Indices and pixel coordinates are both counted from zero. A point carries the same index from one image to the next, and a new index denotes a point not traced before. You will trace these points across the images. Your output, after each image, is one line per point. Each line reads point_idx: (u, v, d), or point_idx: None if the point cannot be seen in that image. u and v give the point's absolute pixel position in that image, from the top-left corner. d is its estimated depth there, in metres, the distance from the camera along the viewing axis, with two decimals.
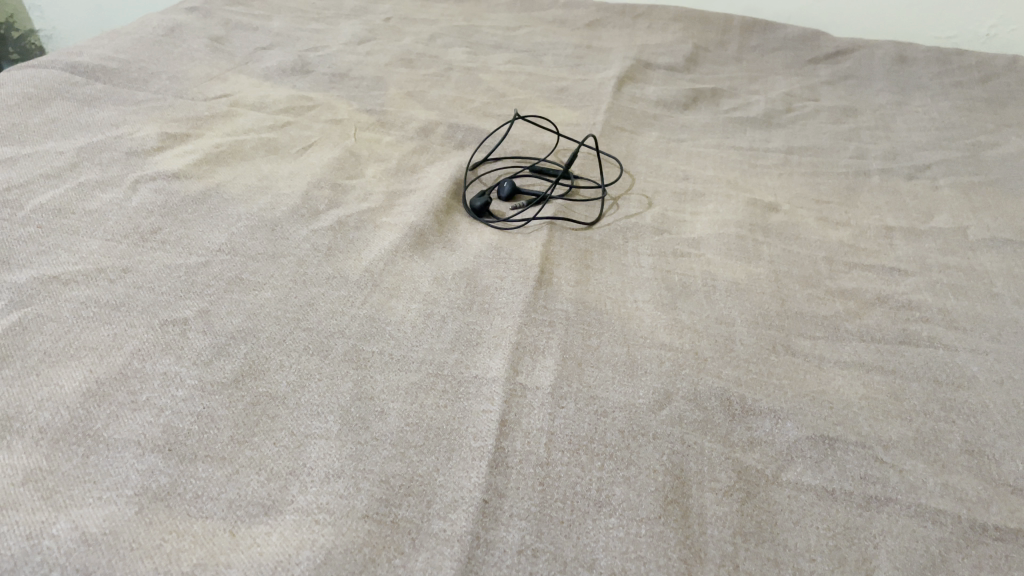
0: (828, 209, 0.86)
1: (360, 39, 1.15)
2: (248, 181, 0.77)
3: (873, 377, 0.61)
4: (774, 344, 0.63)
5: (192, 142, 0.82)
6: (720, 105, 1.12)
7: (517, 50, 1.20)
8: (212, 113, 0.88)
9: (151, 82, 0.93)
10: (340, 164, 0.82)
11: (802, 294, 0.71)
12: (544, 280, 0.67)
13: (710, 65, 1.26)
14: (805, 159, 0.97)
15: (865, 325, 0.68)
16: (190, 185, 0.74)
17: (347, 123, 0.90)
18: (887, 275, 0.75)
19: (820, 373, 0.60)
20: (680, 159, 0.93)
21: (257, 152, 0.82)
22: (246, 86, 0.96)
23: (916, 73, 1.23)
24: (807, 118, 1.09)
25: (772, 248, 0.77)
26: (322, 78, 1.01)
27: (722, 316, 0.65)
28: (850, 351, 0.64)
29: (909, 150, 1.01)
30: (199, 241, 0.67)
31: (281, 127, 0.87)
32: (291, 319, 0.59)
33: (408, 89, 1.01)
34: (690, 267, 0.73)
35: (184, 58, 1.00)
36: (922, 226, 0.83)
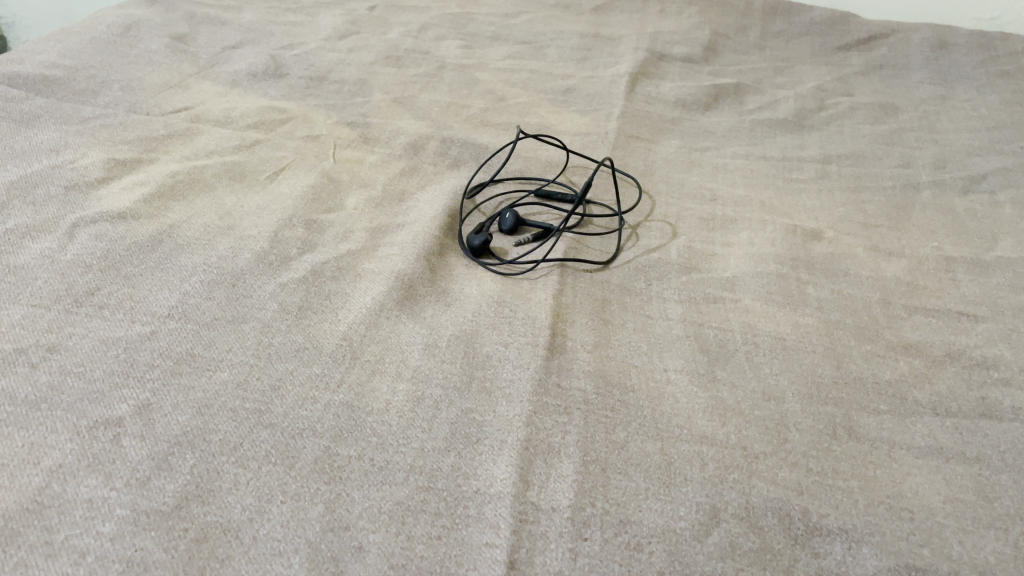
0: (878, 235, 0.75)
1: (341, 32, 1.03)
2: (206, 219, 0.65)
3: (954, 470, 0.51)
4: (834, 427, 0.53)
5: (144, 170, 0.71)
6: (745, 104, 1.00)
7: (517, 41, 1.08)
8: (169, 131, 0.76)
9: (101, 94, 0.81)
10: (316, 193, 0.71)
11: (860, 353, 0.60)
12: (557, 345, 0.56)
13: (731, 55, 1.14)
14: (845, 170, 0.86)
15: (936, 393, 0.57)
16: (137, 228, 0.63)
17: (326, 140, 0.79)
18: (954, 322, 0.65)
19: (891, 468, 0.50)
20: (705, 174, 0.82)
21: (220, 181, 0.71)
22: (211, 95, 0.84)
23: (959, 61, 1.11)
24: (843, 118, 0.98)
25: (819, 290, 0.66)
26: (297, 83, 0.89)
27: (771, 390, 0.55)
28: (923, 432, 0.54)
29: (960, 156, 0.90)
30: (143, 306, 0.56)
31: (248, 147, 0.76)
32: (250, 412, 0.49)
33: (395, 93, 0.90)
34: (726, 320, 0.62)
35: (140, 62, 0.88)
36: (986, 255, 0.73)
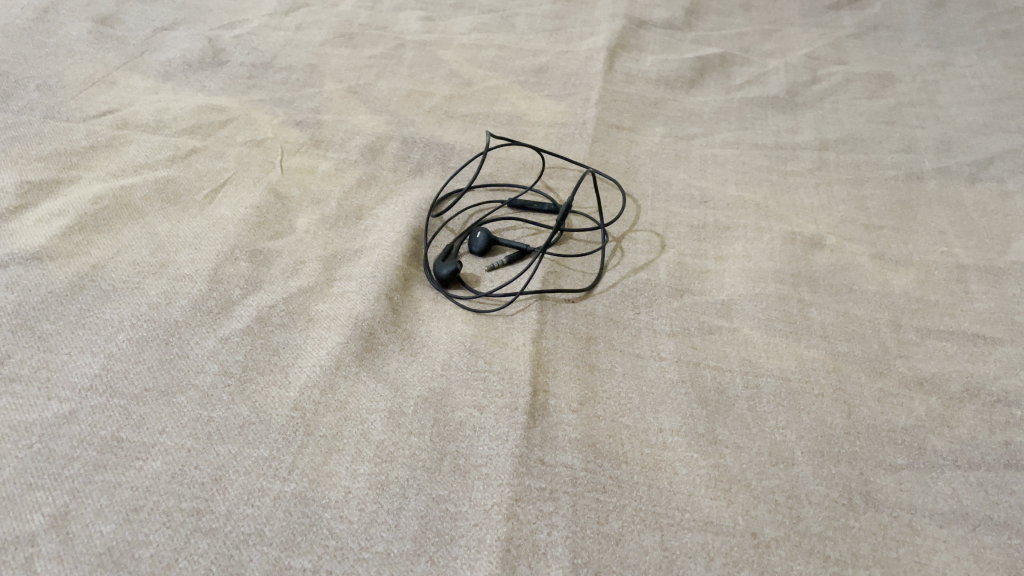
0: (882, 240, 0.68)
1: (287, 6, 0.92)
2: (135, 256, 0.58)
3: (982, 541, 0.46)
4: (850, 494, 0.47)
5: (63, 194, 0.62)
6: (732, 77, 0.92)
7: (483, 8, 0.98)
8: (93, 143, 0.68)
9: (14, 96, 0.71)
10: (262, 214, 0.63)
11: (873, 392, 0.54)
12: (539, 406, 0.50)
13: (715, 16, 1.05)
14: (843, 158, 0.79)
15: (957, 439, 0.52)
16: (54, 273, 0.55)
17: (272, 146, 0.70)
18: (970, 346, 0.59)
19: (915, 545, 0.45)
20: (693, 170, 0.75)
21: (151, 203, 0.62)
22: (141, 93, 0.75)
23: (957, 20, 1.03)
24: (837, 92, 0.90)
25: (823, 313, 0.60)
26: (238, 73, 0.80)
27: (779, 449, 0.49)
28: (946, 493, 0.48)
29: (964, 135, 0.83)
30: (61, 377, 0.49)
31: (184, 158, 0.68)
32: (186, 515, 0.42)
33: (349, 82, 0.81)
34: (725, 355, 0.56)
35: (60, 52, 0.78)
36: (999, 260, 0.67)
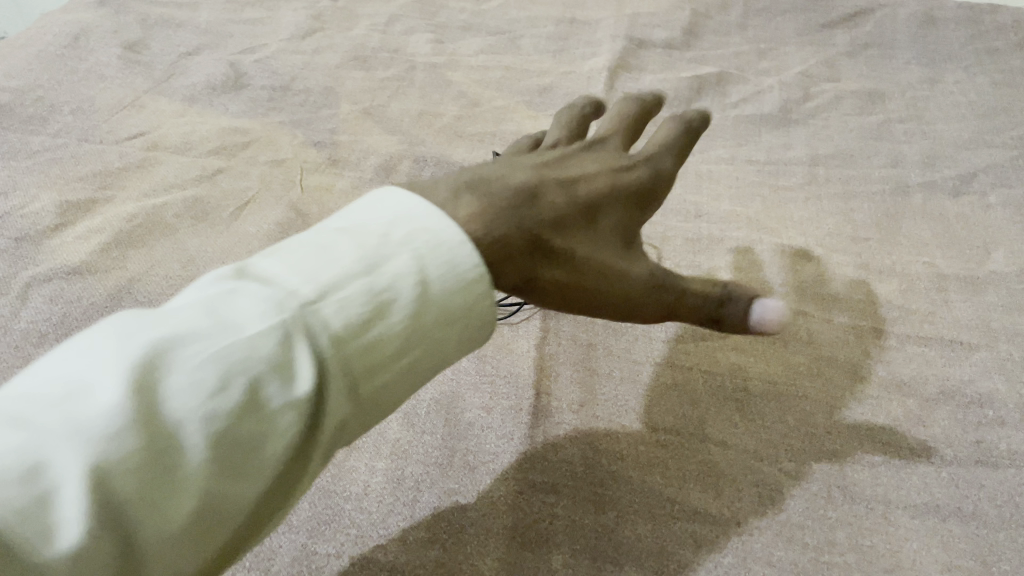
0: (868, 251, 0.72)
1: (304, 30, 0.97)
2: (168, 269, 0.62)
3: (951, 531, 0.49)
4: (829, 487, 0.51)
5: (100, 212, 0.67)
6: (729, 95, 0.96)
7: (490, 31, 1.03)
8: (125, 163, 0.72)
9: (50, 120, 0.77)
10: (284, 230, 0.67)
11: (854, 394, 0.58)
12: (541, 408, 0.55)
13: (713, 35, 1.09)
14: (833, 173, 0.83)
15: (932, 437, 0.55)
16: (94, 286, 0.60)
17: (292, 165, 0.75)
18: (948, 351, 0.62)
19: (888, 533, 0.49)
20: (689, 186, 0.79)
21: (181, 220, 0.67)
22: (168, 115, 0.80)
23: (947, 37, 1.07)
24: (830, 108, 0.94)
25: (809, 321, 0.64)
26: (259, 95, 0.85)
27: (763, 447, 0.53)
28: (919, 487, 0.52)
29: (949, 150, 0.87)
30: None
31: (210, 177, 0.72)
32: None
33: (363, 104, 0.85)
34: (716, 359, 0.60)
35: (91, 78, 0.83)
36: (978, 270, 0.70)
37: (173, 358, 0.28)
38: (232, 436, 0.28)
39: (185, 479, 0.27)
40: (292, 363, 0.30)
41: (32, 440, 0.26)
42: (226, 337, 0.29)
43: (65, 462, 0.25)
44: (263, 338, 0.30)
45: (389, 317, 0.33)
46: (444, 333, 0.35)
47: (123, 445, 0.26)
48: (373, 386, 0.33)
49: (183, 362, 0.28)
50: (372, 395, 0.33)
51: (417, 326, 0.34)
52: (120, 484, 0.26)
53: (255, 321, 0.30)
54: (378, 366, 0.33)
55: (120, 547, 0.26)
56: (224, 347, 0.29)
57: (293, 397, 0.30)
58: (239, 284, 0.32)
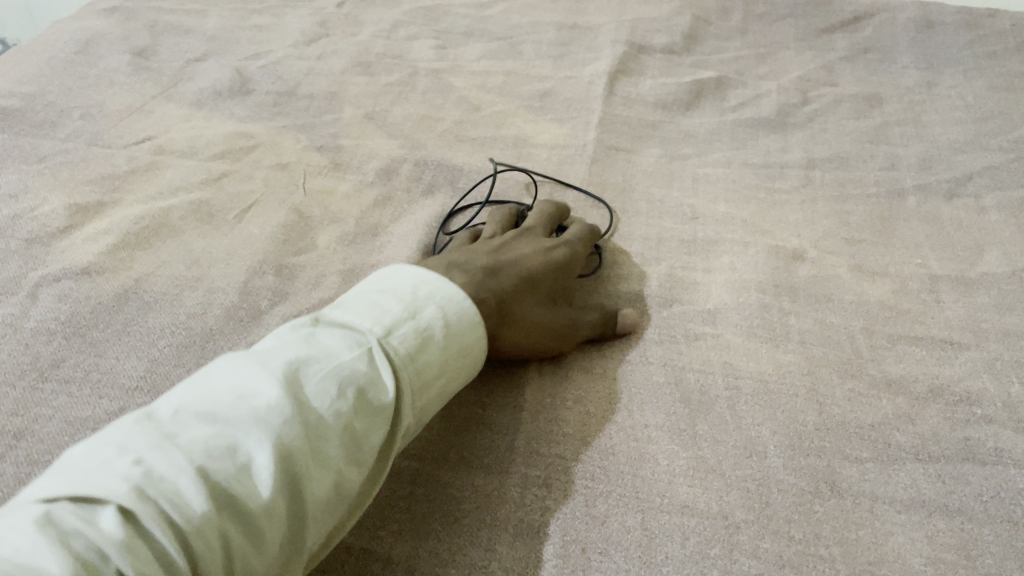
0: (861, 252, 0.73)
1: (309, 36, 0.99)
2: (174, 270, 0.64)
3: (936, 526, 0.50)
4: (817, 482, 0.52)
5: (108, 214, 0.69)
6: (727, 99, 0.97)
7: (492, 36, 1.04)
8: (133, 167, 0.74)
9: (60, 124, 0.78)
10: (287, 232, 0.69)
11: (843, 392, 0.59)
12: (535, 406, 0.56)
13: (713, 40, 1.10)
14: (829, 176, 0.84)
15: (920, 435, 0.56)
16: (101, 286, 0.61)
17: (295, 169, 0.77)
18: (938, 350, 0.63)
19: (874, 528, 0.50)
20: (686, 188, 0.80)
21: (186, 222, 0.69)
22: (175, 120, 0.82)
23: (945, 42, 1.08)
24: (827, 112, 0.95)
25: (801, 321, 0.65)
26: (264, 100, 0.87)
27: (753, 443, 0.54)
28: (906, 483, 0.53)
29: (945, 153, 0.88)
30: (110, 378, 0.55)
31: (216, 181, 0.74)
32: None
33: (366, 108, 0.87)
34: (708, 358, 0.61)
35: (101, 83, 0.85)
36: (971, 272, 0.71)
37: (304, 378, 0.42)
38: (353, 430, 0.42)
39: (330, 454, 0.40)
40: (380, 377, 0.45)
41: (227, 433, 0.38)
42: (339, 360, 0.44)
43: (254, 448, 0.38)
44: (363, 361, 0.44)
45: (431, 349, 0.48)
46: (466, 369, 0.52)
47: (294, 430, 0.39)
48: (421, 401, 0.48)
49: (312, 379, 0.42)
50: (425, 405, 0.49)
51: (448, 357, 0.49)
52: (291, 462, 0.39)
53: (354, 350, 0.45)
54: (427, 385, 0.48)
55: (291, 508, 0.39)
56: (341, 364, 0.43)
57: (386, 401, 0.44)
58: (326, 330, 0.46)
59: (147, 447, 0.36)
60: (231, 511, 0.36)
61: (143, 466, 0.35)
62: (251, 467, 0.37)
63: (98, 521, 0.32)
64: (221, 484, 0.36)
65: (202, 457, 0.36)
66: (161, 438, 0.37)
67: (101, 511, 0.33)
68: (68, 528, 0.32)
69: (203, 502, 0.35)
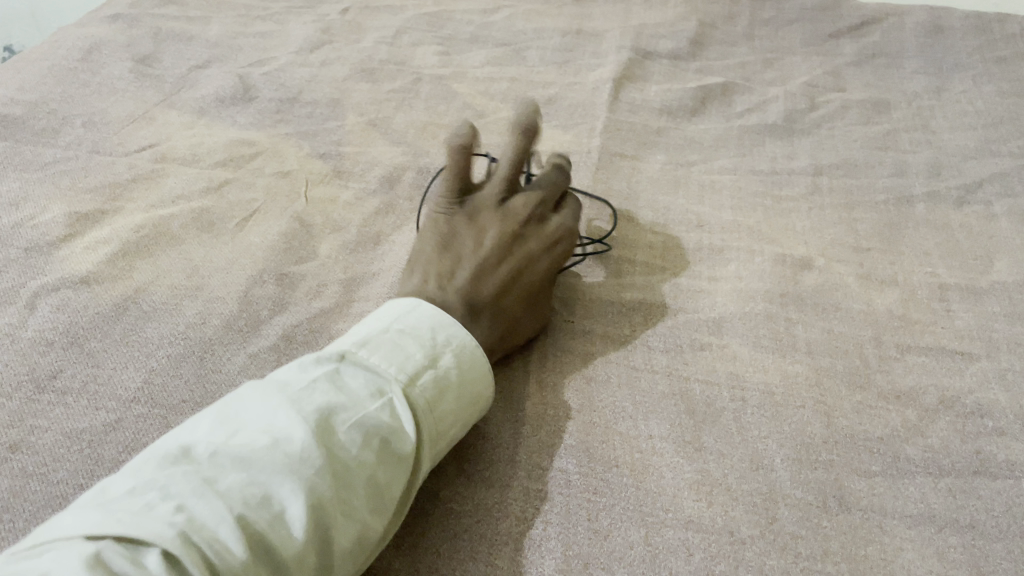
0: (869, 260, 0.72)
1: (312, 43, 0.99)
2: (173, 279, 0.63)
3: (947, 542, 0.49)
4: (824, 497, 0.51)
5: (108, 223, 0.68)
6: (734, 105, 0.96)
7: (497, 42, 1.04)
8: (133, 175, 0.74)
9: (62, 132, 0.78)
10: (288, 241, 0.68)
11: (851, 403, 0.58)
12: (536, 417, 0.56)
13: (719, 46, 1.09)
14: (836, 183, 0.83)
15: (930, 448, 0.55)
16: (100, 295, 0.61)
17: (297, 177, 0.76)
18: (948, 361, 0.62)
19: (883, 543, 0.49)
20: (692, 196, 0.80)
21: (187, 231, 0.68)
22: (177, 127, 0.81)
23: (954, 46, 1.07)
24: (834, 118, 0.94)
25: (809, 331, 0.64)
26: (267, 107, 0.86)
27: (759, 456, 0.53)
28: (915, 497, 0.52)
29: (955, 159, 0.86)
30: (107, 389, 0.54)
31: (217, 189, 0.73)
32: None
33: (369, 115, 0.87)
34: (713, 368, 0.60)
35: (103, 91, 0.85)
36: (981, 281, 0.70)
37: (333, 427, 0.43)
38: (374, 483, 0.43)
39: (353, 506, 0.41)
40: (403, 427, 0.45)
41: (260, 482, 0.38)
42: (365, 408, 0.44)
43: (289, 498, 0.39)
44: (386, 411, 0.45)
45: (447, 397, 0.49)
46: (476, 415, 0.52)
47: (324, 482, 0.40)
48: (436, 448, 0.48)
49: (341, 428, 0.43)
50: (439, 452, 0.49)
51: (462, 405, 0.50)
52: (319, 513, 0.39)
53: (378, 398, 0.45)
54: (442, 433, 0.49)
55: (319, 558, 0.39)
56: (367, 414, 0.44)
57: (408, 452, 0.45)
58: (350, 372, 0.47)
59: (188, 492, 0.37)
60: (265, 560, 0.37)
61: (184, 512, 0.35)
62: (283, 518, 0.38)
63: (144, 566, 0.33)
64: (256, 535, 0.37)
65: (241, 505, 0.37)
66: (200, 484, 0.37)
67: (149, 554, 0.33)
68: (119, 569, 0.32)
69: (243, 550, 0.36)
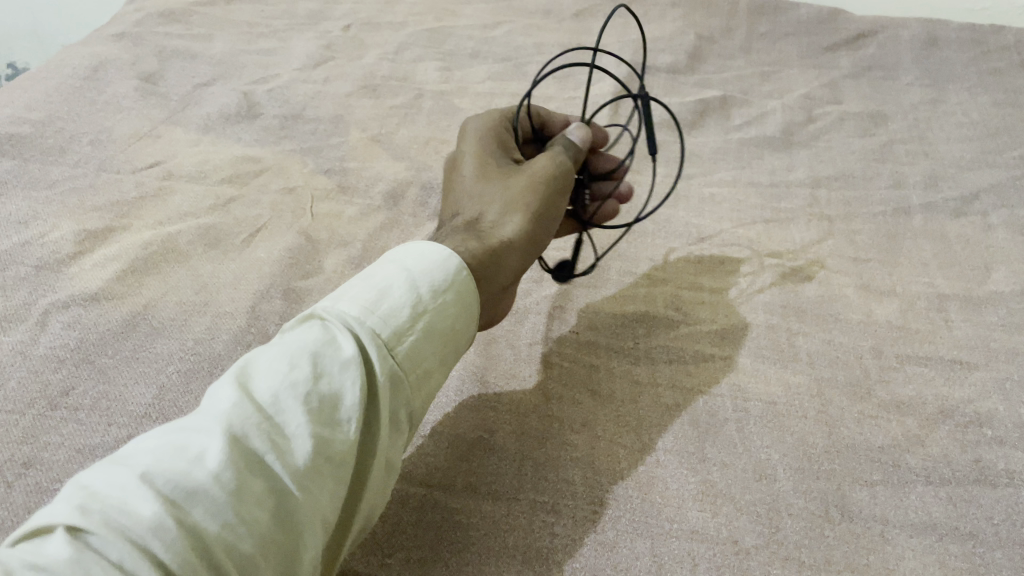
0: (868, 271, 0.73)
1: (315, 59, 1.00)
2: (182, 295, 0.64)
3: (948, 550, 0.50)
4: (827, 507, 0.52)
5: (117, 240, 0.69)
6: (732, 118, 0.98)
7: (497, 57, 1.05)
8: (141, 193, 0.75)
9: (70, 150, 0.79)
10: (294, 256, 0.69)
11: (852, 413, 0.59)
12: (542, 429, 0.56)
13: (717, 59, 1.11)
14: (834, 195, 0.84)
15: (931, 457, 0.56)
16: (110, 312, 0.62)
17: (302, 192, 0.77)
18: (948, 370, 0.63)
19: (886, 552, 0.49)
20: (692, 208, 0.81)
21: (194, 248, 0.69)
22: (184, 144, 0.82)
23: (949, 58, 1.08)
24: (832, 130, 0.95)
25: (810, 341, 0.65)
26: (272, 124, 0.87)
27: (762, 466, 0.54)
28: (916, 506, 0.52)
29: (951, 171, 0.87)
30: (118, 405, 0.55)
31: (224, 205, 0.74)
32: None
33: (373, 131, 0.88)
34: (715, 379, 0.61)
35: (109, 109, 0.86)
36: (979, 291, 0.71)
37: (253, 371, 0.39)
38: (315, 395, 0.39)
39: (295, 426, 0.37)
40: (333, 343, 0.41)
41: (176, 440, 0.36)
42: (284, 343, 0.41)
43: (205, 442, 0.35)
44: (312, 333, 0.41)
45: (393, 298, 0.44)
46: (455, 311, 0.47)
47: (239, 411, 0.36)
48: (405, 353, 0.43)
49: (260, 369, 0.39)
50: (413, 356, 0.44)
51: (418, 300, 0.45)
52: (246, 443, 0.36)
53: (300, 331, 0.42)
54: (408, 330, 0.44)
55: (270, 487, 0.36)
56: (285, 347, 0.41)
57: (346, 360, 0.40)
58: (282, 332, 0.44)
59: (98, 473, 0.34)
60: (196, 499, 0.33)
61: (87, 489, 0.33)
62: (200, 456, 0.35)
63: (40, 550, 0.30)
64: (174, 478, 0.34)
65: (151, 462, 0.34)
66: (113, 462, 0.35)
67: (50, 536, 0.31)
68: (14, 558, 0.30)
69: (154, 495, 0.32)
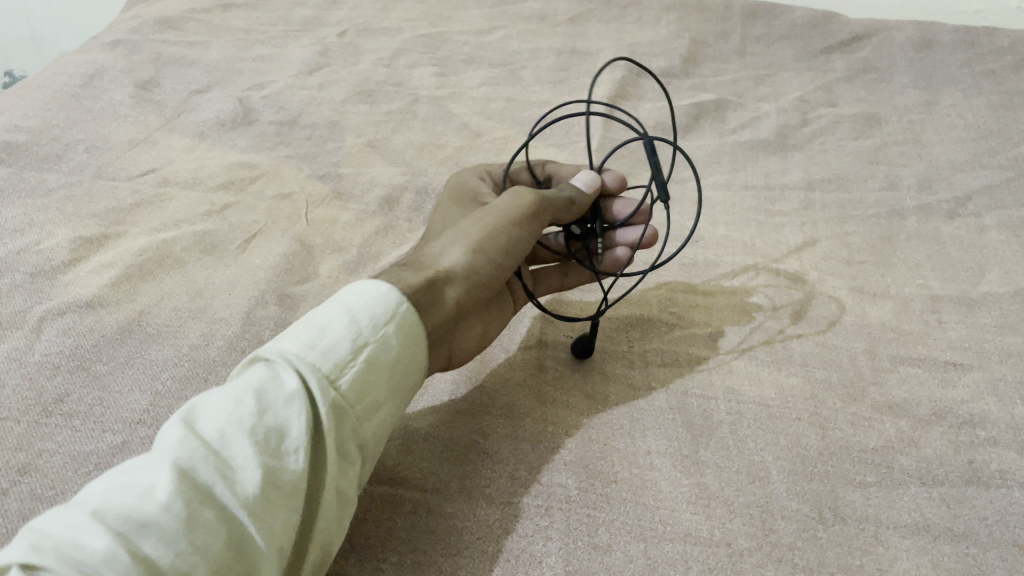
0: (861, 273, 0.73)
1: (310, 66, 1.00)
2: (177, 302, 0.64)
3: (941, 550, 0.50)
4: (820, 508, 0.52)
5: (112, 247, 0.69)
6: (727, 122, 0.98)
7: (492, 63, 1.05)
8: (136, 200, 0.75)
9: (65, 158, 0.79)
10: (288, 262, 0.69)
11: (845, 415, 0.59)
12: (536, 433, 0.56)
13: (711, 63, 1.11)
14: (828, 197, 0.84)
15: (924, 458, 0.56)
16: (104, 319, 0.62)
17: (297, 198, 0.77)
18: (941, 371, 0.63)
19: (879, 553, 0.50)
20: (686, 212, 0.81)
21: (189, 254, 0.69)
22: (179, 151, 0.83)
23: (943, 61, 1.09)
24: (826, 133, 0.95)
25: (804, 344, 0.65)
26: (267, 130, 0.88)
27: (756, 469, 0.54)
28: (909, 508, 0.52)
29: (945, 173, 0.88)
30: (113, 411, 0.55)
31: (219, 212, 0.75)
32: None
33: (368, 137, 0.88)
34: (709, 382, 0.61)
35: (104, 117, 0.86)
36: (973, 292, 0.71)
37: (200, 410, 0.40)
38: (260, 428, 0.39)
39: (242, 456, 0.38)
40: (278, 378, 0.42)
41: (124, 480, 0.36)
42: (231, 382, 0.42)
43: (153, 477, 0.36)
44: (257, 371, 0.42)
45: (337, 330, 0.44)
46: (405, 339, 0.47)
47: (184, 446, 0.37)
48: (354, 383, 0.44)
49: (206, 407, 0.40)
50: (366, 385, 0.44)
51: (367, 330, 0.45)
52: (194, 476, 0.36)
53: (247, 371, 0.43)
54: (354, 360, 0.44)
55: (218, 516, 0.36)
56: (231, 385, 0.41)
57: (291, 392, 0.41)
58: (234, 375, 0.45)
59: (50, 518, 0.35)
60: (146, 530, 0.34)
61: (39, 532, 0.34)
62: (149, 491, 0.35)
63: None
64: (121, 514, 0.34)
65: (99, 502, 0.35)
66: (65, 507, 0.35)
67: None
68: None
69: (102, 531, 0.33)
